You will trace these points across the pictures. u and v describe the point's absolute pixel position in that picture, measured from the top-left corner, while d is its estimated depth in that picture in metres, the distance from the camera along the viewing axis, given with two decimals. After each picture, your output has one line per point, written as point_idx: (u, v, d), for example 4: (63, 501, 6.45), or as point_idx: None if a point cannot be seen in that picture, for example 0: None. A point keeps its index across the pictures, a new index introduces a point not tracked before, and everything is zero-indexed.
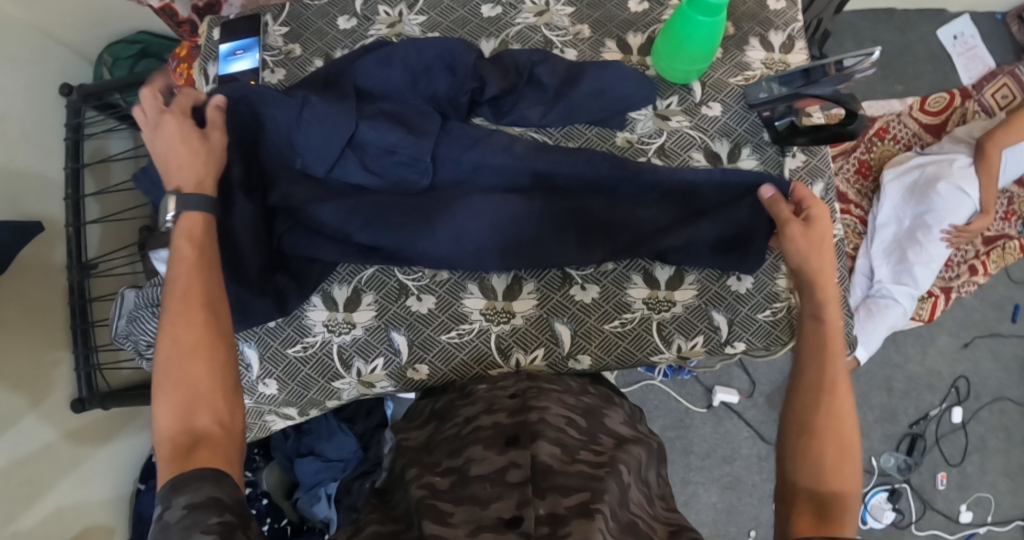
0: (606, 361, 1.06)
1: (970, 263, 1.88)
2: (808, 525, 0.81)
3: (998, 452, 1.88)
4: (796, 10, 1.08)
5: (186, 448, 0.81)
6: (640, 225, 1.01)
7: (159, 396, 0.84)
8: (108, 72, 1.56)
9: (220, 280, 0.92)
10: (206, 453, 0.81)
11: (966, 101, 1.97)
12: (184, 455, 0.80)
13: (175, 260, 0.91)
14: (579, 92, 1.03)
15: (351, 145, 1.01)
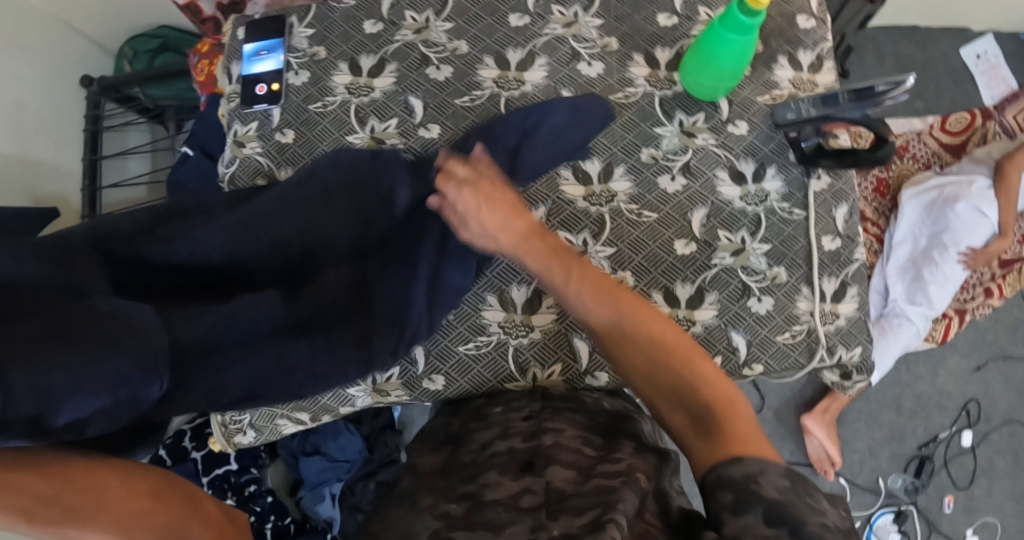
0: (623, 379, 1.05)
1: (985, 286, 1.86)
2: (703, 444, 0.79)
3: (1007, 477, 1.87)
4: (826, 29, 1.06)
5: None
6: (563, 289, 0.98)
7: None
8: (128, 65, 1.56)
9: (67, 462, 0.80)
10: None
11: (987, 122, 1.93)
12: None
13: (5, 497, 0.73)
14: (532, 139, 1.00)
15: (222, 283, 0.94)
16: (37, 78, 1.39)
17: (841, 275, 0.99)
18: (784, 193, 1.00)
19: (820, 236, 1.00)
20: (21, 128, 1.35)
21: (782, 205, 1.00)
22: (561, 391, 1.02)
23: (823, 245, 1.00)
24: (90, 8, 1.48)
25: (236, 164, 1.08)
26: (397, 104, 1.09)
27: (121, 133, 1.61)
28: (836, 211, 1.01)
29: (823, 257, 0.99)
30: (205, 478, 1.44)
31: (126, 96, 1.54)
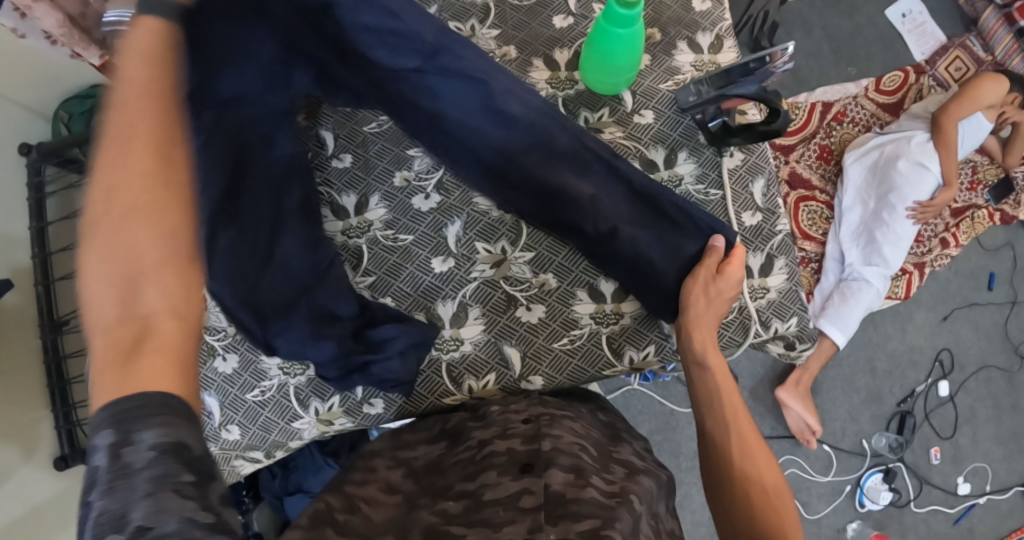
0: (559, 380, 1.01)
1: (941, 236, 1.91)
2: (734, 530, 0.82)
3: (990, 422, 1.89)
4: (723, 9, 1.07)
5: (130, 348, 0.69)
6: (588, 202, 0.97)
7: (95, 280, 0.71)
8: (66, 128, 1.46)
9: (161, 122, 0.75)
10: (155, 363, 0.70)
11: (921, 77, 2.01)
12: (127, 358, 0.69)
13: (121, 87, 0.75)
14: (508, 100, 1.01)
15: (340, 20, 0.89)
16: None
17: (766, 248, 1.00)
18: (696, 175, 1.01)
19: (740, 213, 1.00)
20: None
21: (697, 188, 1.01)
22: (556, 400, 0.98)
23: (744, 221, 1.00)
24: (17, 72, 1.37)
25: None
26: (309, 139, 1.07)
27: (67, 195, 1.49)
28: (752, 186, 1.01)
29: (746, 233, 1.00)
30: None
31: (67, 159, 1.42)
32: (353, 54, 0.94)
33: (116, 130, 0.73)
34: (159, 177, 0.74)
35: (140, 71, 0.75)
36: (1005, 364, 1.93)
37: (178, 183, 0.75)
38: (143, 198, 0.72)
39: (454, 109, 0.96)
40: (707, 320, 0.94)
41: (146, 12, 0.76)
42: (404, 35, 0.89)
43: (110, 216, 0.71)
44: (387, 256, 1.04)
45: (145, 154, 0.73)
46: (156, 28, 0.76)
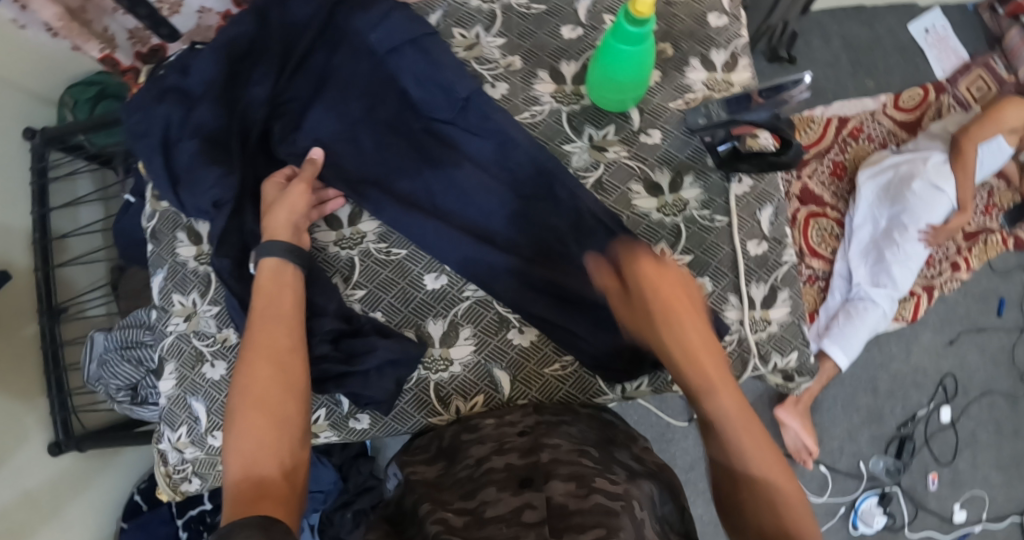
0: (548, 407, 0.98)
1: (952, 259, 1.86)
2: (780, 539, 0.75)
3: (990, 447, 1.86)
4: (741, 25, 1.02)
5: (251, 495, 0.75)
6: (569, 258, 0.97)
7: (229, 441, 0.80)
8: (70, 115, 1.44)
9: (295, 331, 0.88)
10: (270, 504, 0.74)
11: (941, 95, 1.96)
12: (249, 501, 0.74)
13: (257, 307, 0.88)
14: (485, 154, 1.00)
15: (411, 44, 0.99)
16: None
17: (770, 279, 0.96)
18: (702, 203, 0.97)
19: (745, 242, 0.97)
20: None
21: (702, 213, 0.97)
22: (553, 405, 0.95)
23: (749, 250, 0.96)
24: (25, 60, 1.36)
25: (156, 217, 1.03)
26: None
27: (68, 182, 1.47)
28: (760, 214, 0.97)
29: (750, 263, 0.96)
30: (181, 521, 1.40)
31: (72, 145, 1.41)
32: (385, 87, 1.01)
33: (253, 333, 0.86)
34: (284, 372, 0.84)
35: (261, 298, 0.89)
36: (1010, 390, 1.89)
37: (294, 366, 0.85)
38: (275, 387, 0.82)
39: (471, 140, 1.00)
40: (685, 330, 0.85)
41: (266, 253, 0.91)
42: (444, 86, 0.99)
43: (245, 399, 0.81)
44: (379, 270, 1.00)
45: (274, 360, 0.84)
46: (274, 266, 0.91)
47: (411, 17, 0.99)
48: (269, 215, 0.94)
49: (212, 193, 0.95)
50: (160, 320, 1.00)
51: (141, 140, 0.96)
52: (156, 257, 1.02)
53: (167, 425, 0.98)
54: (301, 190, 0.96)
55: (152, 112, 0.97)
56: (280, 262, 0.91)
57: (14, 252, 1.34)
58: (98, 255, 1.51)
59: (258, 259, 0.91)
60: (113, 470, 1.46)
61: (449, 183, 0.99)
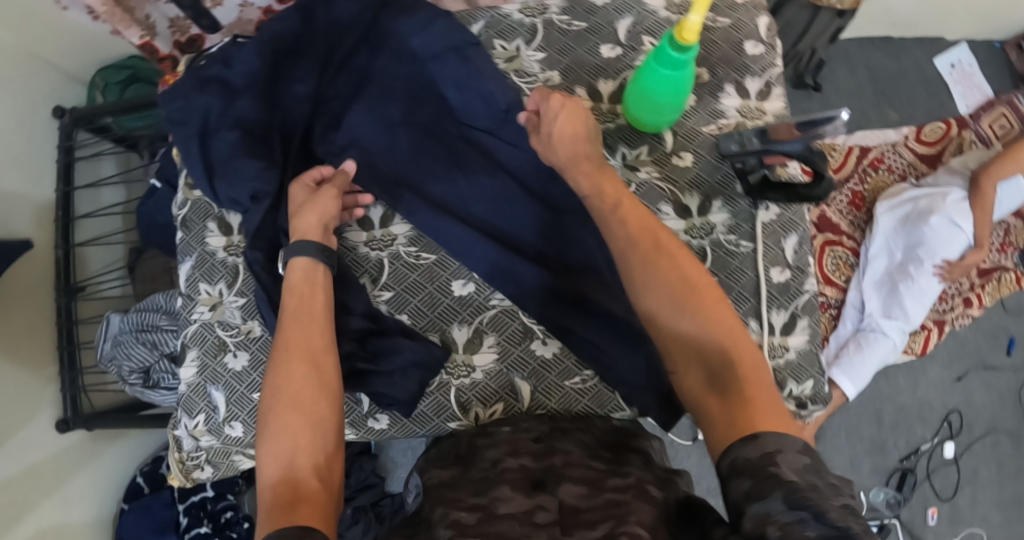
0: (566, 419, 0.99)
1: (964, 295, 1.86)
2: (716, 403, 0.78)
3: (992, 485, 1.86)
4: (776, 55, 1.04)
5: (289, 499, 0.75)
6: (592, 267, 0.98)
7: (265, 446, 0.80)
8: (99, 97, 1.45)
9: (326, 332, 0.88)
10: (308, 507, 0.74)
11: (963, 131, 1.96)
12: (288, 506, 0.74)
13: (289, 309, 0.89)
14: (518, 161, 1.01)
15: (456, 50, 1.02)
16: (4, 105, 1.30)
17: (791, 307, 0.97)
18: (730, 227, 0.98)
19: (769, 268, 0.97)
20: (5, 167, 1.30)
21: (728, 237, 0.98)
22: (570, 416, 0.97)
23: (771, 277, 0.97)
24: (62, 41, 1.37)
25: (187, 205, 1.04)
26: None
27: (94, 162, 1.48)
28: (785, 242, 0.98)
29: (772, 289, 0.97)
30: (182, 506, 1.42)
31: (100, 126, 1.42)
32: (425, 94, 1.04)
33: (285, 335, 0.87)
34: (318, 373, 0.85)
35: (294, 299, 0.90)
36: (1014, 430, 1.90)
37: (327, 366, 0.85)
38: (308, 388, 0.83)
39: (506, 147, 1.01)
40: (575, 148, 0.92)
41: (296, 254, 0.92)
42: (484, 95, 1.01)
43: (280, 401, 0.82)
44: (407, 274, 1.01)
45: (307, 360, 0.85)
46: (306, 265, 0.92)
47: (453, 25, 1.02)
48: (294, 221, 0.94)
49: (251, 185, 0.97)
50: (185, 308, 1.01)
51: (179, 128, 0.98)
52: (185, 245, 1.03)
53: (185, 413, 0.99)
54: (330, 198, 0.95)
55: (192, 102, 0.98)
56: (313, 263, 0.92)
57: (37, 228, 1.35)
58: (117, 237, 1.52)
59: (291, 260, 0.92)
60: (116, 449, 1.47)
61: (478, 186, 1.01)
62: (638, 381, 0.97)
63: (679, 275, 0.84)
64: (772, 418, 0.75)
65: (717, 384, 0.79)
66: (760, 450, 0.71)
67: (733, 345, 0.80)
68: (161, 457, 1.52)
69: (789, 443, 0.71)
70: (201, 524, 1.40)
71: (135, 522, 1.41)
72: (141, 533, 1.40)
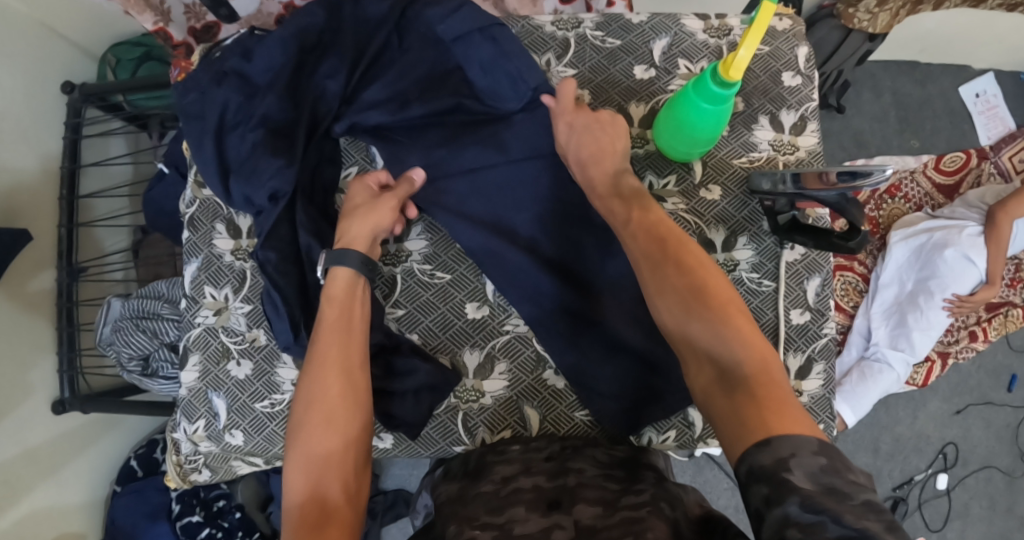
0: None
1: (970, 329, 1.83)
2: (724, 401, 0.74)
3: (981, 522, 1.85)
4: (812, 87, 1.01)
5: (314, 521, 0.77)
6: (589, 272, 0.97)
7: (291, 461, 0.82)
8: (111, 73, 1.42)
9: (359, 348, 0.89)
10: (333, 531, 0.76)
11: (983, 162, 1.91)
12: (313, 528, 0.76)
13: (322, 322, 0.90)
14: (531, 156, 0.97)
15: (481, 31, 0.96)
16: (13, 77, 1.27)
17: (808, 350, 0.95)
18: (754, 266, 0.96)
19: (789, 309, 0.95)
20: (8, 140, 1.26)
21: (751, 276, 0.96)
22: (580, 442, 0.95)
23: (791, 319, 0.95)
24: (75, 14, 1.34)
25: (196, 204, 1.01)
26: (358, 150, 1.02)
27: (102, 141, 1.45)
28: (807, 284, 0.96)
29: (791, 331, 0.95)
30: (175, 493, 1.40)
31: (110, 104, 1.39)
32: (448, 77, 0.99)
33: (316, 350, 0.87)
34: (350, 391, 0.86)
35: (334, 310, 0.90)
36: (1009, 467, 1.88)
37: (359, 385, 0.86)
38: (339, 406, 0.84)
39: (523, 145, 0.97)
40: (598, 167, 0.92)
41: (337, 264, 0.92)
42: (512, 75, 0.95)
43: (311, 418, 0.83)
44: (421, 292, 0.99)
45: (340, 373, 0.86)
46: (347, 278, 0.92)
47: (479, 8, 0.97)
48: (347, 226, 0.94)
49: (272, 185, 0.94)
50: (189, 310, 0.99)
51: (194, 123, 0.95)
52: (191, 246, 1.00)
53: (185, 417, 0.98)
54: (388, 210, 0.94)
55: (209, 96, 0.95)
56: (350, 275, 0.92)
57: (41, 205, 1.33)
58: (124, 218, 1.50)
59: (334, 268, 0.92)
60: (113, 433, 1.45)
61: (494, 179, 0.97)
62: (612, 395, 0.96)
63: (689, 278, 0.81)
64: (787, 416, 0.71)
65: (729, 386, 0.75)
66: (774, 457, 0.67)
67: (745, 344, 0.76)
68: (156, 441, 1.50)
69: (804, 444, 0.68)
70: (193, 512, 1.38)
71: (127, 507, 1.38)
72: (134, 519, 1.38)
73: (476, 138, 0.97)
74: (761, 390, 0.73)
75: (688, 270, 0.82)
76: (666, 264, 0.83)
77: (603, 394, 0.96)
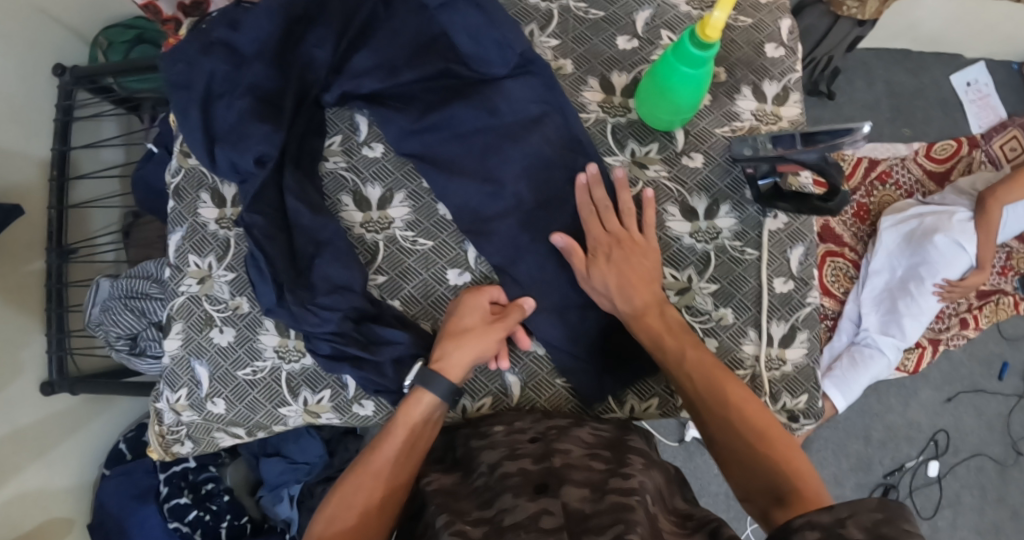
0: None
1: (961, 316, 1.83)
2: (761, 490, 0.81)
3: (972, 511, 1.85)
4: (795, 59, 1.01)
5: None
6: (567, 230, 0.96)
7: None
8: (103, 56, 1.42)
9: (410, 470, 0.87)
10: None
11: (973, 150, 1.92)
12: None
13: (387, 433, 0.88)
14: (516, 126, 0.97)
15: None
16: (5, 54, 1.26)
17: (791, 319, 0.95)
18: (736, 233, 0.96)
19: (772, 278, 0.95)
20: None
21: (733, 243, 0.96)
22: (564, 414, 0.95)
23: (774, 287, 0.95)
24: None
25: (181, 174, 1.01)
26: (343, 120, 1.01)
27: (94, 123, 1.46)
28: (790, 253, 0.96)
29: (774, 300, 0.95)
30: (162, 475, 1.39)
31: (102, 87, 1.39)
32: (435, 45, 0.99)
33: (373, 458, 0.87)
34: (388, 505, 0.85)
35: (404, 430, 0.88)
36: (1000, 456, 1.88)
37: (393, 501, 0.85)
38: (371, 515, 0.84)
39: (510, 113, 0.97)
40: (639, 293, 0.90)
41: (426, 387, 0.89)
42: (500, 43, 0.96)
43: (342, 517, 0.84)
44: (403, 259, 0.98)
45: (381, 487, 0.85)
46: (429, 401, 0.89)
47: None
48: (455, 351, 0.90)
49: (258, 148, 0.94)
50: (173, 279, 0.99)
51: (182, 92, 0.95)
52: (176, 215, 1.00)
53: (167, 386, 0.97)
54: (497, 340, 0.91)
55: (196, 65, 0.95)
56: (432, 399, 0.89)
57: (30, 184, 1.32)
58: (114, 201, 1.49)
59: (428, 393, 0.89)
60: (102, 415, 1.45)
61: (479, 149, 0.97)
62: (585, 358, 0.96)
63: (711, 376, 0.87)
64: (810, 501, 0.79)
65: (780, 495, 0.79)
66: (834, 517, 0.69)
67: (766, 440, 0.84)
68: (146, 425, 1.50)
69: (862, 504, 0.69)
70: (181, 495, 1.38)
71: (115, 489, 1.37)
72: (121, 500, 1.37)
73: (468, 105, 0.96)
74: (786, 480, 0.80)
75: (710, 372, 0.87)
76: (696, 356, 0.88)
77: (580, 357, 0.97)
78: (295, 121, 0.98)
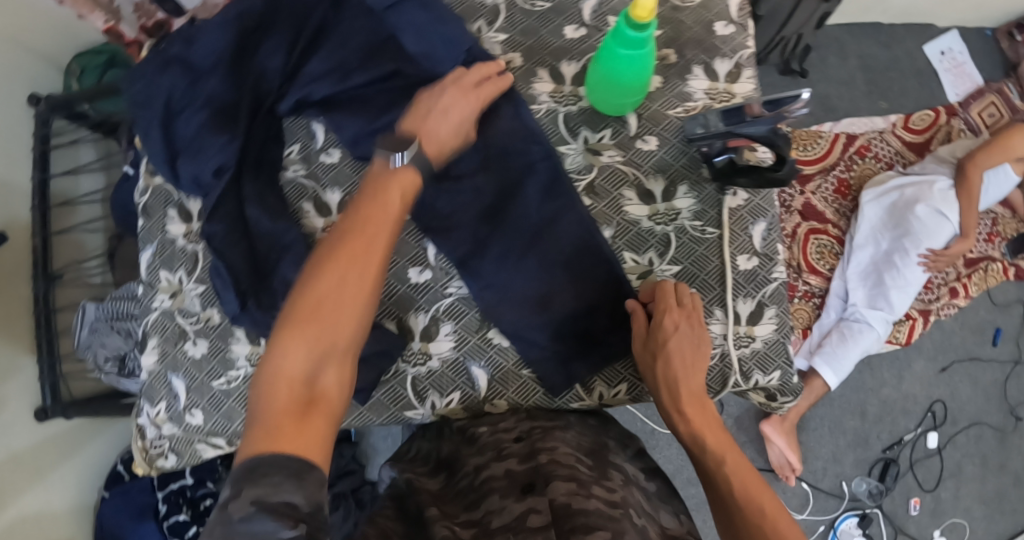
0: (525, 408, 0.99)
1: (950, 285, 1.83)
2: None
3: (974, 480, 1.84)
4: (746, 36, 1.02)
5: (301, 407, 0.77)
6: (528, 219, 0.96)
7: (288, 337, 0.80)
8: (77, 83, 1.43)
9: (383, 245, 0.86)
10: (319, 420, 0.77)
11: (952, 119, 1.95)
12: (299, 413, 0.76)
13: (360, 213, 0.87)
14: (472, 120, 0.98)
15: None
16: None
17: (758, 295, 0.96)
18: (694, 213, 0.97)
19: (735, 255, 0.97)
20: None
21: (693, 224, 0.97)
22: (540, 413, 0.96)
23: (738, 264, 0.96)
24: (37, 23, 1.36)
25: (148, 193, 1.02)
26: (299, 128, 1.03)
27: (72, 149, 1.47)
28: (751, 229, 0.97)
29: (739, 277, 0.96)
30: (160, 494, 1.39)
31: (76, 113, 1.40)
32: (385, 46, 0.99)
33: (347, 237, 0.85)
34: (363, 279, 0.84)
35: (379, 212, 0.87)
36: (999, 423, 1.88)
37: (371, 273, 0.84)
38: (348, 291, 0.83)
39: None
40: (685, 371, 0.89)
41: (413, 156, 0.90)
42: (446, 38, 0.97)
43: (315, 296, 0.82)
44: None
45: (355, 263, 0.84)
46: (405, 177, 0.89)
47: None
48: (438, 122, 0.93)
49: (218, 159, 0.95)
50: (145, 296, 1.00)
51: (142, 110, 0.96)
52: (146, 233, 1.01)
53: (147, 400, 0.99)
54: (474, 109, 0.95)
55: (155, 82, 0.96)
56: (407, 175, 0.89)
57: (11, 212, 1.33)
58: (97, 225, 1.50)
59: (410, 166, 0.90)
60: (98, 438, 1.46)
61: None
62: (555, 345, 0.97)
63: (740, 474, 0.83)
64: None
65: None
66: None
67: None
68: None
69: None
70: (179, 511, 1.38)
71: (114, 508, 1.39)
72: (120, 518, 1.39)
73: None
74: None
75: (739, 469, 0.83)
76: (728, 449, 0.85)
77: (550, 346, 0.97)
78: (252, 130, 0.99)
